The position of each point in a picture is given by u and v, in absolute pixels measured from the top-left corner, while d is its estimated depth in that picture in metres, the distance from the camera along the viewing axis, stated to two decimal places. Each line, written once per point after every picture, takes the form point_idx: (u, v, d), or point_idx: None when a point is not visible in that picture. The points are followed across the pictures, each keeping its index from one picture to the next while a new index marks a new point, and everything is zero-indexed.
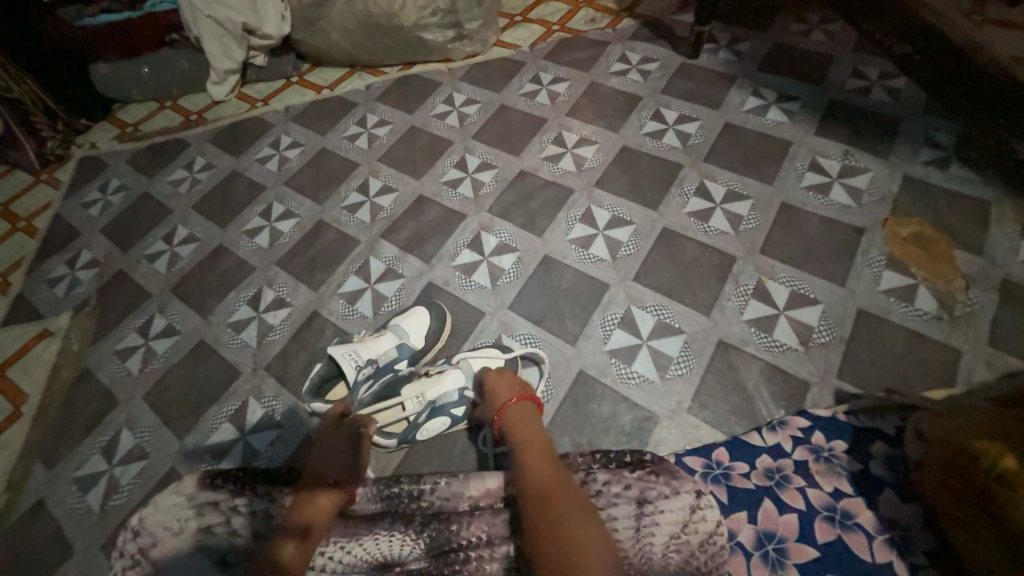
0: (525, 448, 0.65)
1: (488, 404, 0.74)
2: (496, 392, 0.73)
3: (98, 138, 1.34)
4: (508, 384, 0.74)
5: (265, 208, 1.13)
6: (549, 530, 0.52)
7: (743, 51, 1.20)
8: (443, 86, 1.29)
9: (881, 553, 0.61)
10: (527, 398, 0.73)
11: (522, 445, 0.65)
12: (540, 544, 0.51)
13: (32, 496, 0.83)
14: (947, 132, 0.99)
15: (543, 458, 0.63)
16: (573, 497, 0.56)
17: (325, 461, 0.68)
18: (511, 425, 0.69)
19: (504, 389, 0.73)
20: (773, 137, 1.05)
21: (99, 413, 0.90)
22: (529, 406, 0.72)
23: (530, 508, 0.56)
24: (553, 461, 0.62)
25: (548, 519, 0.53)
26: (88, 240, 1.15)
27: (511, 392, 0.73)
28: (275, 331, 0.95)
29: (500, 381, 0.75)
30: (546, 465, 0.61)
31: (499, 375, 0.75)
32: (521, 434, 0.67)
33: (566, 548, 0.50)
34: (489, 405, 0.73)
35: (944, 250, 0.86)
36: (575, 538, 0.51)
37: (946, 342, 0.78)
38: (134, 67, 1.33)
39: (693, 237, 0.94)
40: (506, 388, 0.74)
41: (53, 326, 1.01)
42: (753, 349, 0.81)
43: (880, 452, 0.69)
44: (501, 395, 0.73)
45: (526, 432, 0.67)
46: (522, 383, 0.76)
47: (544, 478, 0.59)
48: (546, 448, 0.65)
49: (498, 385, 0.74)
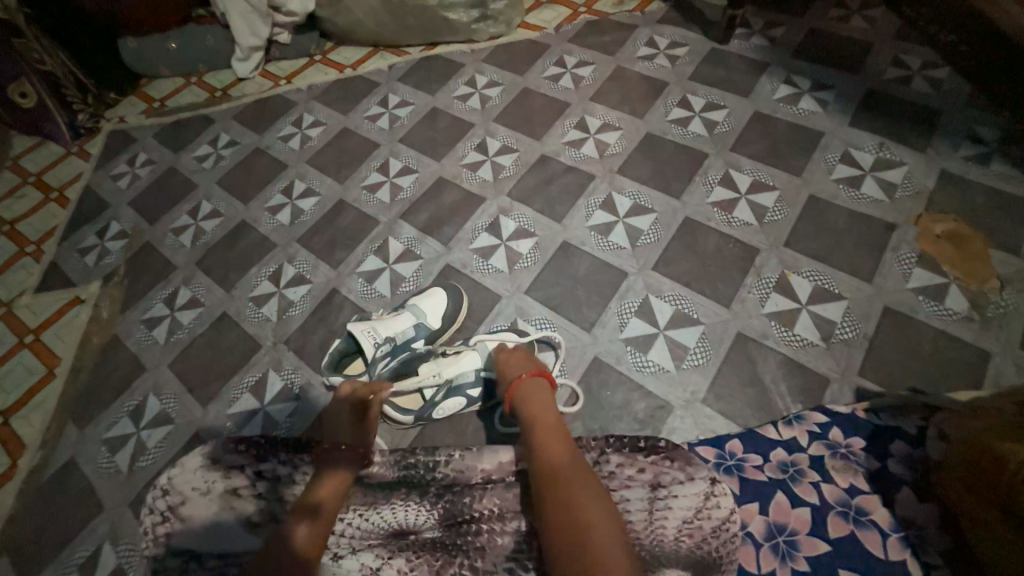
0: (535, 423, 0.65)
1: (501, 381, 0.73)
2: (508, 370, 0.73)
3: (126, 112, 1.36)
4: (521, 361, 0.74)
5: (287, 185, 1.15)
6: (561, 505, 0.53)
7: (777, 37, 1.15)
8: (465, 67, 1.27)
9: (895, 550, 0.61)
10: (540, 375, 0.73)
11: (532, 420, 0.65)
12: (551, 519, 0.53)
13: (65, 454, 0.87)
14: (991, 126, 0.95)
15: (554, 432, 0.63)
16: (583, 472, 0.57)
17: (345, 435, 0.68)
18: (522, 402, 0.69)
19: (516, 367, 0.73)
20: (804, 127, 1.01)
21: (127, 379, 0.93)
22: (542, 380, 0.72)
23: (540, 483, 0.57)
24: (564, 437, 0.62)
25: (559, 492, 0.54)
26: (117, 212, 1.18)
27: (522, 372, 0.72)
28: (295, 306, 0.97)
29: (512, 360, 0.74)
30: (557, 440, 0.62)
31: (513, 352, 0.76)
32: (530, 410, 0.67)
33: (578, 520, 0.51)
34: (501, 381, 0.73)
35: (979, 248, 0.83)
36: (586, 514, 0.52)
37: (976, 344, 0.75)
38: (162, 42, 1.35)
39: (716, 228, 0.92)
40: (518, 365, 0.74)
41: (85, 294, 1.05)
42: (773, 343, 0.80)
43: (900, 451, 0.68)
44: (513, 372, 0.73)
45: (538, 407, 0.67)
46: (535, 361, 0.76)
47: (555, 453, 0.59)
48: (558, 423, 0.65)
49: (511, 363, 0.74)
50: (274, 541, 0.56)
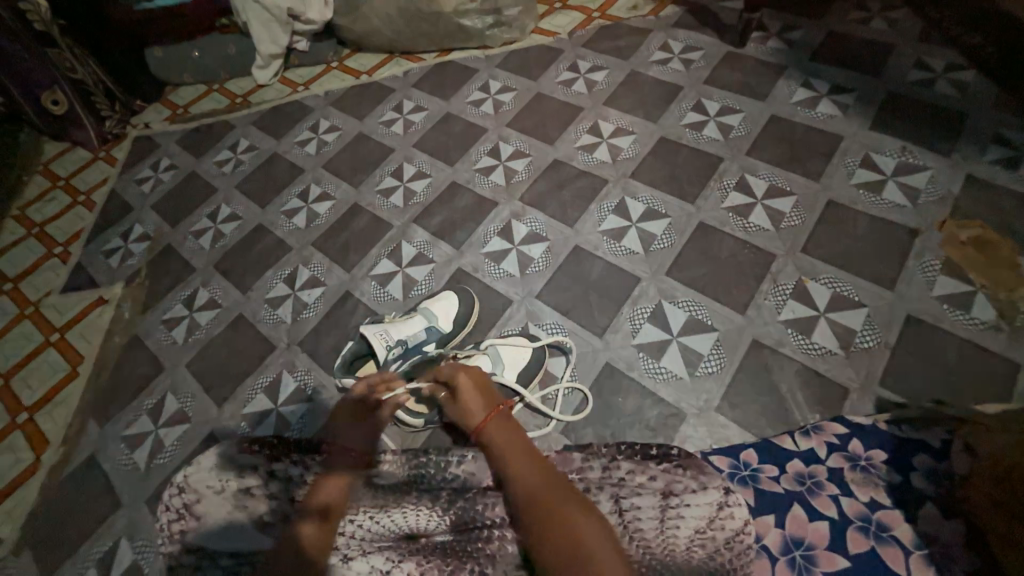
0: (508, 451, 0.62)
1: (465, 415, 0.69)
2: (466, 397, 0.69)
3: (151, 119, 1.41)
4: (479, 391, 0.69)
5: (303, 189, 1.17)
6: (558, 542, 0.51)
7: (794, 40, 1.14)
8: (479, 73, 1.28)
9: (918, 568, 0.58)
10: (499, 399, 0.70)
11: (504, 450, 0.63)
12: (552, 558, 0.50)
13: (86, 450, 0.89)
14: (1020, 129, 0.91)
15: (530, 456, 0.61)
16: (568, 493, 0.56)
17: (346, 438, 0.69)
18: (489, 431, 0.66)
19: (476, 398, 0.69)
20: (823, 131, 0.99)
21: (146, 378, 0.96)
22: (503, 404, 0.69)
23: (532, 521, 0.54)
24: (539, 460, 0.61)
25: (552, 527, 0.52)
26: (141, 215, 1.21)
27: (482, 397, 0.69)
28: (309, 308, 0.98)
29: (468, 383, 0.70)
30: (533, 465, 0.60)
31: (468, 379, 0.70)
32: (501, 439, 0.64)
33: (578, 552, 0.49)
34: (464, 414, 0.69)
35: (1008, 256, 0.80)
36: (584, 536, 0.50)
37: (1005, 354, 0.73)
38: (186, 51, 1.39)
39: (731, 233, 0.91)
40: (476, 395, 0.69)
41: (108, 294, 1.08)
42: (790, 350, 0.78)
43: (923, 465, 0.65)
44: (474, 404, 0.68)
45: (507, 434, 0.65)
46: (492, 387, 0.71)
47: (536, 479, 0.58)
48: (530, 447, 0.63)
49: (469, 393, 0.69)
50: (282, 540, 0.57)
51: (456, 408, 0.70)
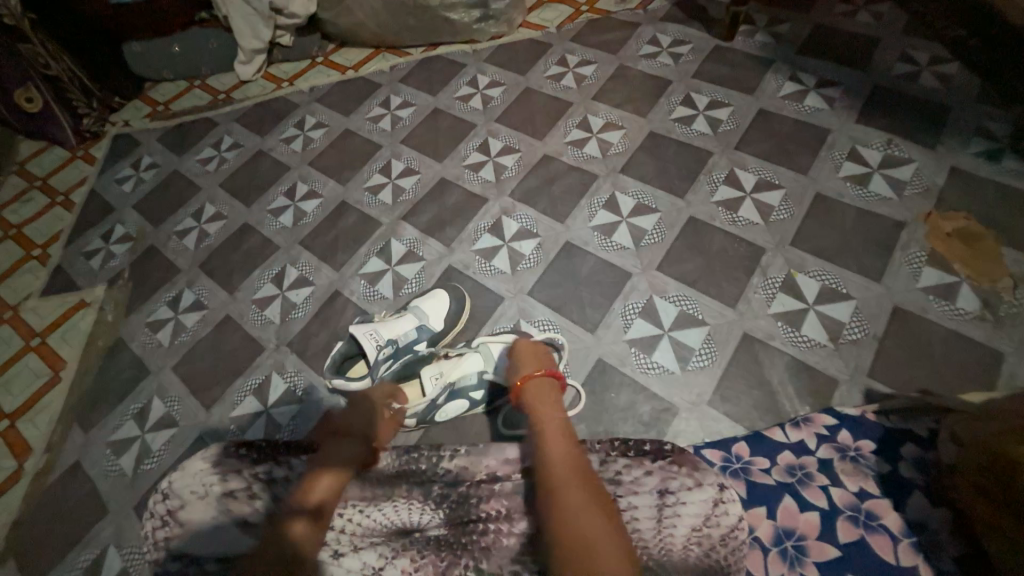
0: (541, 414, 0.67)
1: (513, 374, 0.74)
2: (523, 359, 0.75)
3: (130, 116, 1.37)
4: (535, 358, 0.75)
5: (289, 187, 1.15)
6: (566, 510, 0.53)
7: (781, 33, 1.14)
8: (467, 68, 1.27)
9: (906, 556, 0.59)
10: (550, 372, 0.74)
11: (539, 412, 0.67)
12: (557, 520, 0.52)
13: (70, 456, 0.87)
14: (1002, 122, 0.93)
15: (559, 424, 0.65)
16: (581, 466, 0.58)
17: (346, 434, 0.68)
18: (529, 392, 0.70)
19: (531, 362, 0.74)
20: (810, 125, 1.00)
21: (131, 382, 0.94)
22: (554, 374, 0.74)
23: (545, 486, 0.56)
24: (567, 429, 0.64)
25: (566, 495, 0.54)
26: (122, 215, 1.18)
27: (535, 365, 0.74)
28: (298, 309, 0.97)
29: (529, 351, 0.76)
30: (561, 431, 0.63)
31: (530, 347, 0.77)
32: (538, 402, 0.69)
33: (581, 524, 0.51)
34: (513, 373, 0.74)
35: (991, 247, 0.81)
36: (582, 505, 0.53)
37: (989, 344, 0.74)
38: (165, 46, 1.36)
39: (721, 227, 0.91)
40: (533, 360, 0.75)
41: (90, 297, 1.05)
42: (780, 343, 0.79)
43: (910, 454, 0.66)
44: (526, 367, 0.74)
45: (545, 400, 0.69)
46: (548, 361, 0.76)
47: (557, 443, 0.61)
48: (562, 416, 0.67)
49: (527, 357, 0.75)
50: (269, 537, 0.56)
51: (510, 365, 0.76)
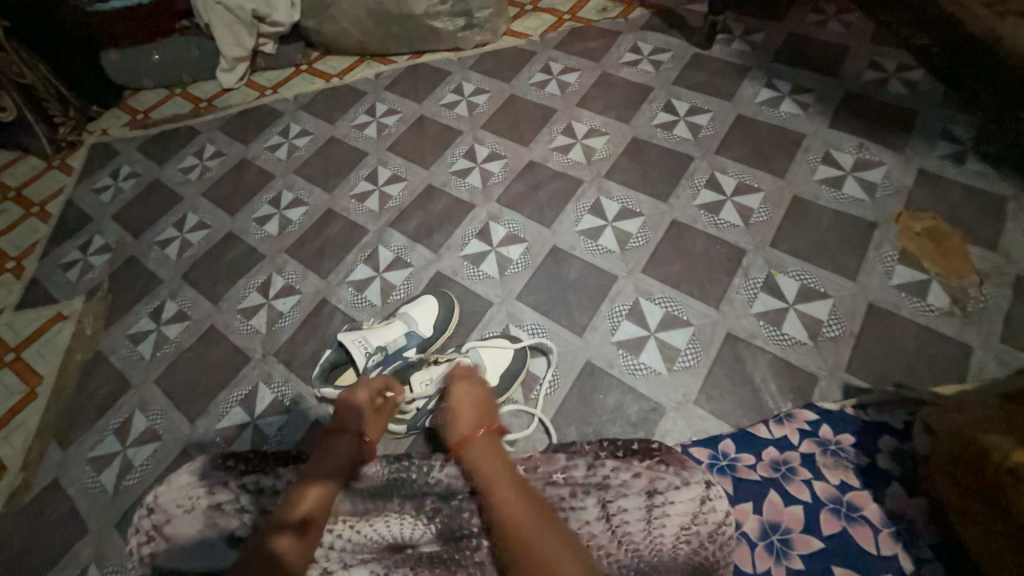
0: (485, 472, 0.61)
1: (452, 428, 0.68)
2: (456, 410, 0.69)
3: (109, 125, 1.35)
4: (474, 404, 0.70)
5: (274, 196, 1.14)
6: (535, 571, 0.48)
7: (757, 42, 1.18)
8: (452, 75, 1.28)
9: (887, 545, 0.62)
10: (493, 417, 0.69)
11: (485, 471, 0.61)
12: None
13: (48, 475, 0.84)
14: (964, 126, 0.97)
15: (506, 478, 0.60)
16: (542, 518, 0.54)
17: (333, 447, 0.67)
18: (472, 450, 0.65)
19: (469, 410, 0.69)
20: (786, 130, 1.03)
21: (111, 396, 0.91)
22: (493, 421, 0.68)
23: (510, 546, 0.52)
24: (519, 481, 0.60)
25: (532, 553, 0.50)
26: (101, 226, 1.16)
27: (470, 412, 0.69)
28: (284, 318, 0.96)
29: (467, 396, 0.70)
30: (510, 486, 0.58)
31: (467, 391, 0.71)
32: (482, 458, 0.63)
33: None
34: (451, 425, 0.69)
35: (958, 245, 0.85)
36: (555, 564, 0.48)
37: (958, 338, 0.77)
38: (145, 54, 1.34)
39: (703, 230, 0.93)
40: (471, 407, 0.69)
41: (67, 310, 1.03)
42: (762, 342, 0.81)
43: (888, 446, 0.69)
44: (465, 416, 0.68)
45: (488, 453, 0.64)
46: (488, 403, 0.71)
47: (512, 501, 0.56)
48: (511, 468, 0.62)
49: (465, 405, 0.69)
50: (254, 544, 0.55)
51: (445, 420, 0.70)
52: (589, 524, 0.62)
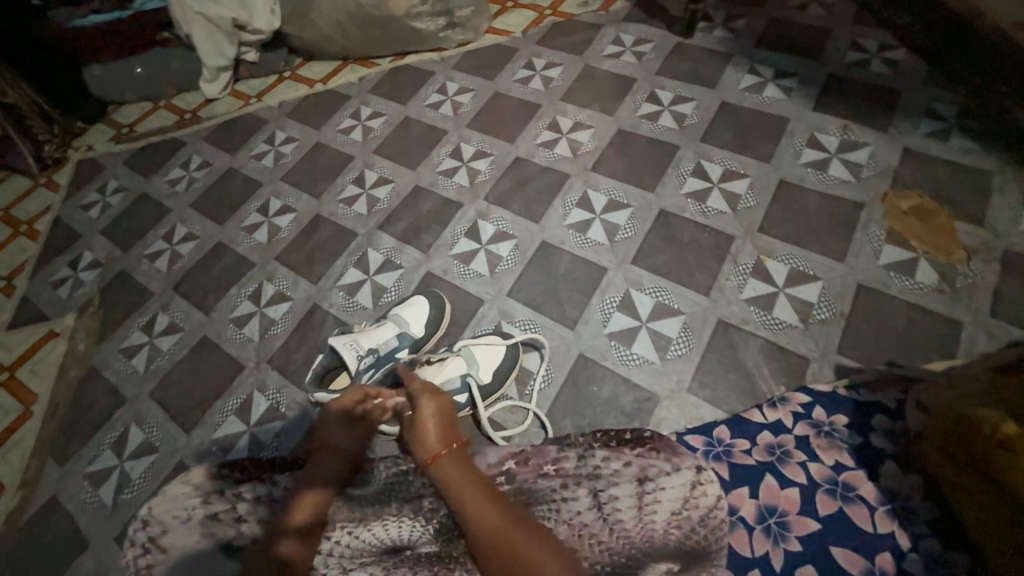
0: (458, 489, 0.59)
1: (418, 448, 0.63)
2: (421, 426, 0.64)
3: (94, 140, 1.34)
4: (438, 421, 0.64)
5: (262, 204, 1.14)
6: None
7: (738, 28, 1.18)
8: (436, 75, 1.28)
9: (883, 523, 0.62)
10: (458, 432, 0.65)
11: (458, 491, 0.58)
12: None
13: (46, 492, 0.84)
14: (948, 103, 0.97)
15: (481, 493, 0.58)
16: (524, 531, 0.53)
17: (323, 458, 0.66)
18: (440, 467, 0.61)
19: (433, 428, 0.64)
20: (770, 115, 1.03)
21: (106, 411, 0.91)
22: (458, 435, 0.65)
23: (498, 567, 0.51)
24: (493, 495, 0.58)
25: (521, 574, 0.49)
26: (90, 241, 1.16)
27: (436, 427, 0.64)
28: (277, 325, 0.96)
29: (430, 414, 0.65)
30: (487, 503, 0.57)
31: (430, 408, 0.65)
32: (454, 476, 0.60)
33: None
34: (417, 446, 0.63)
35: (945, 222, 0.85)
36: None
37: (948, 314, 0.77)
38: (126, 67, 1.33)
39: (691, 219, 0.93)
40: (436, 426, 0.64)
41: (60, 327, 1.03)
42: (753, 327, 0.81)
43: (881, 425, 0.69)
44: (430, 436, 0.63)
45: (457, 470, 0.60)
46: (452, 418, 0.66)
47: (491, 520, 0.55)
48: (483, 484, 0.59)
49: (429, 423, 0.64)
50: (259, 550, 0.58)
51: (409, 439, 0.65)
52: (580, 513, 0.65)
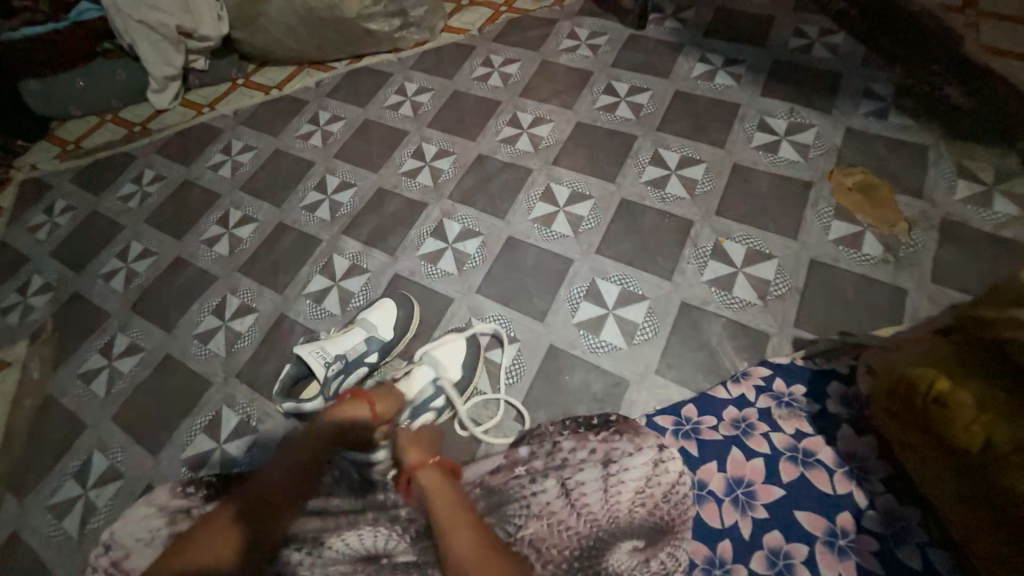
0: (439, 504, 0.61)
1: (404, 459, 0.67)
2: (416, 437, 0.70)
3: (37, 159, 1.28)
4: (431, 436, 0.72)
5: (221, 215, 1.11)
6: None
7: (688, 19, 1.21)
8: (394, 77, 1.27)
9: (841, 484, 0.66)
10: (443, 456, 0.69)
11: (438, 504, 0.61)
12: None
13: (6, 528, 0.81)
14: (885, 82, 1.02)
15: (460, 515, 0.59)
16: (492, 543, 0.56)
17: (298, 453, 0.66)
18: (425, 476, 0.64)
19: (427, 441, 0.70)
20: (722, 102, 1.06)
21: (67, 438, 0.88)
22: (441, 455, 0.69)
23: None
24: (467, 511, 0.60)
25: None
26: (39, 265, 1.10)
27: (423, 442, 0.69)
28: (243, 337, 0.94)
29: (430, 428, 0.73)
30: (461, 515, 0.59)
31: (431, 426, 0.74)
32: (435, 492, 0.63)
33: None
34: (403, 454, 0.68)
35: (887, 196, 0.89)
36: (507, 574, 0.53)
37: (894, 284, 0.81)
38: (68, 80, 1.27)
39: (651, 206, 0.95)
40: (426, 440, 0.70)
41: (10, 356, 0.98)
42: (714, 308, 0.83)
43: (836, 391, 0.73)
44: (423, 445, 0.69)
45: (439, 484, 0.64)
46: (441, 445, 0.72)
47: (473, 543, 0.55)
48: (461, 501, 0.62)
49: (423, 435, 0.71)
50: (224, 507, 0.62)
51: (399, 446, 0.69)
52: (549, 504, 0.69)
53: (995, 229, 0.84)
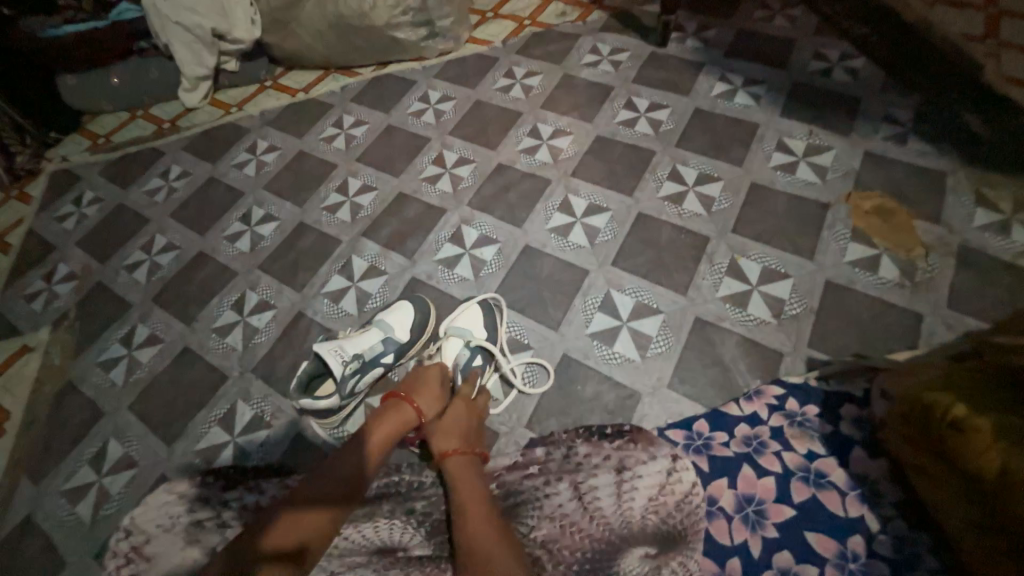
0: (463, 497, 0.65)
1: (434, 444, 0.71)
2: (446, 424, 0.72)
3: (69, 151, 1.32)
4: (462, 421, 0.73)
5: (244, 213, 1.13)
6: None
7: (709, 38, 1.23)
8: (418, 84, 1.30)
9: (853, 506, 0.66)
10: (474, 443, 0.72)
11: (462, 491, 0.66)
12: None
13: (21, 510, 0.83)
14: (905, 108, 1.03)
15: (480, 508, 0.64)
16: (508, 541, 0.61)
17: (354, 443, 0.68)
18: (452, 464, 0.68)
19: (456, 428, 0.72)
20: (741, 121, 1.08)
21: (85, 424, 0.89)
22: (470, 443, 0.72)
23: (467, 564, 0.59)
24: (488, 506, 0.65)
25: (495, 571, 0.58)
26: (65, 253, 1.13)
27: (452, 433, 0.71)
28: (261, 333, 0.95)
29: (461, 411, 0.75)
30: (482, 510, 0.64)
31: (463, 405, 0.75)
32: (461, 480, 0.67)
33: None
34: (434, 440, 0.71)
35: (904, 220, 0.90)
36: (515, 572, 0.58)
37: (910, 308, 0.81)
38: (103, 76, 1.31)
39: (668, 221, 0.96)
40: (457, 427, 0.72)
41: (33, 342, 1.00)
42: (729, 324, 0.84)
43: (849, 413, 0.73)
44: (453, 432, 0.71)
45: (465, 474, 0.68)
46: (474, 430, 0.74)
47: (490, 545, 0.60)
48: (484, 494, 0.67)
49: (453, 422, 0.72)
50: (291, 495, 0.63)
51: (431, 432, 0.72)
52: (562, 506, 0.71)
53: (1012, 257, 0.83)
